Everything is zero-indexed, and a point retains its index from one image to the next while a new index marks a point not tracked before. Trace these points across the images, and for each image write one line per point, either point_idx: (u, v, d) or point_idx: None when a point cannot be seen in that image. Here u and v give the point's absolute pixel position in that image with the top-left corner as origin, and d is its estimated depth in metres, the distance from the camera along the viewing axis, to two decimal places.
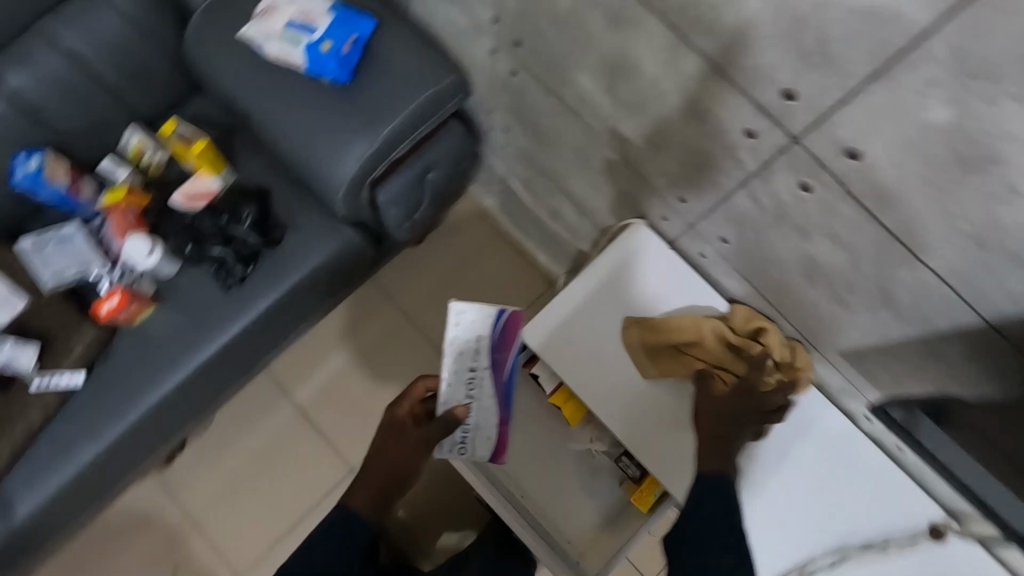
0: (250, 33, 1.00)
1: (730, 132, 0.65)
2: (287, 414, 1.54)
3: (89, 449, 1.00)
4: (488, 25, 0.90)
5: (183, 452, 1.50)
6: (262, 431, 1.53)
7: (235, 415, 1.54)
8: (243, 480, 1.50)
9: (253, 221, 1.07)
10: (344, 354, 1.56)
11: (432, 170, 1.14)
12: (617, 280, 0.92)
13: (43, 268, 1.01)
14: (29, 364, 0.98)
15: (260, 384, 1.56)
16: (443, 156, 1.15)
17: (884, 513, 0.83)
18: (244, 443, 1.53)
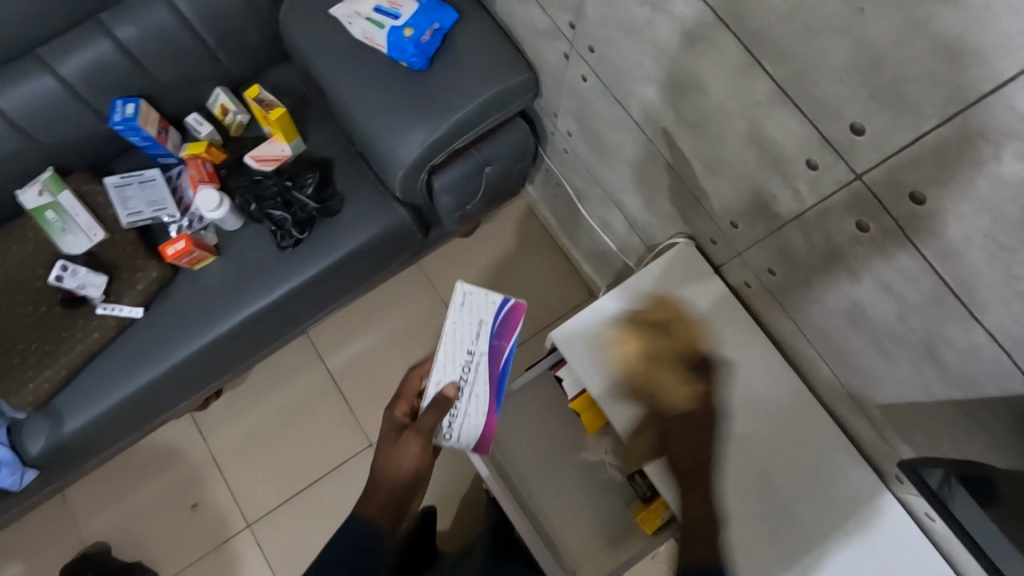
0: (339, 13, 1.05)
1: (792, 162, 0.64)
2: (317, 379, 1.60)
3: (138, 378, 1.07)
4: (565, 29, 0.91)
5: (217, 398, 1.58)
6: (293, 392, 1.59)
7: (270, 372, 1.61)
8: (268, 434, 1.57)
9: (315, 187, 1.12)
10: (380, 331, 1.61)
11: (489, 164, 1.18)
12: (652, 297, 0.92)
13: (123, 206, 1.08)
14: (97, 292, 1.05)
15: (298, 346, 1.62)
16: (502, 151, 1.19)
17: None
18: (275, 400, 1.59)
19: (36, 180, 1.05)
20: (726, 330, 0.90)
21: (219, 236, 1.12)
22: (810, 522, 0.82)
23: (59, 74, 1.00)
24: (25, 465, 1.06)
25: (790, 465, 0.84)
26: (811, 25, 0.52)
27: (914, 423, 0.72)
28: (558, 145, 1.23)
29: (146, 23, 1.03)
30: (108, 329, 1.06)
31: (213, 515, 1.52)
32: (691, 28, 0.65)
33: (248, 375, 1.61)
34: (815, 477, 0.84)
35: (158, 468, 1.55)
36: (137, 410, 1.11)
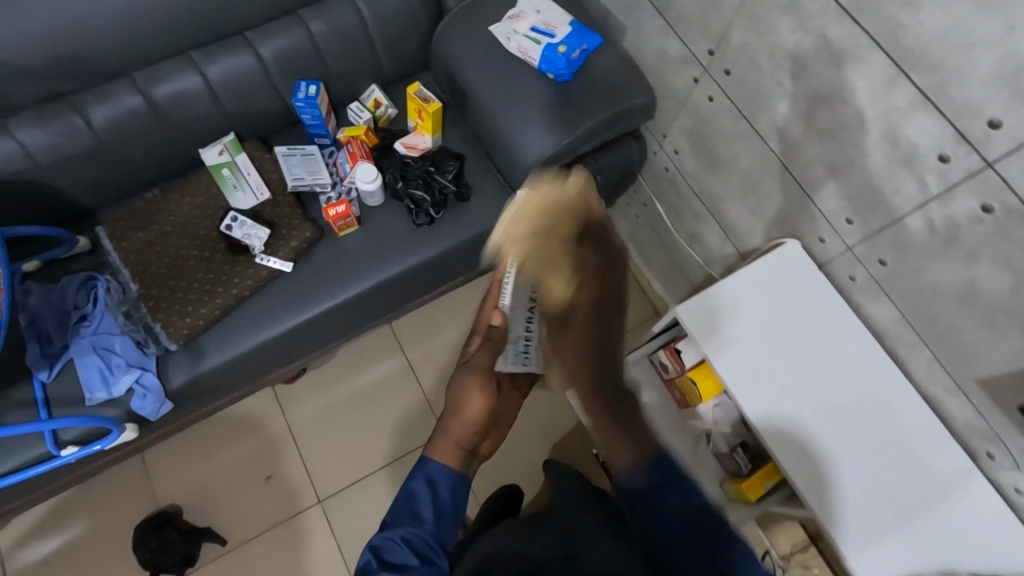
0: (498, 31, 1.24)
1: (925, 157, 0.79)
2: (394, 367, 1.68)
3: (280, 324, 1.17)
4: (701, 56, 1.09)
5: (300, 376, 1.65)
6: (372, 377, 1.67)
7: (351, 356, 1.69)
8: (344, 415, 1.64)
9: (454, 175, 1.25)
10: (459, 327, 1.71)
11: (601, 174, 1.32)
12: (762, 285, 1.06)
13: (287, 171, 1.23)
14: (258, 244, 1.17)
15: (380, 335, 1.71)
16: (614, 163, 1.32)
17: (994, 550, 0.91)
18: (354, 383, 1.67)
19: (218, 142, 1.21)
20: (830, 318, 1.03)
21: (362, 208, 1.26)
22: (905, 489, 0.94)
23: (258, 53, 1.17)
24: (164, 397, 1.12)
25: (887, 437, 0.97)
26: (965, 41, 0.69)
27: (1015, 390, 0.84)
28: (659, 164, 1.39)
29: (335, 22, 1.21)
30: (261, 277, 1.17)
31: (287, 486, 1.57)
32: (844, 48, 0.82)
33: (330, 357, 1.69)
34: (910, 450, 0.96)
35: (236, 437, 1.61)
36: (268, 354, 1.20)
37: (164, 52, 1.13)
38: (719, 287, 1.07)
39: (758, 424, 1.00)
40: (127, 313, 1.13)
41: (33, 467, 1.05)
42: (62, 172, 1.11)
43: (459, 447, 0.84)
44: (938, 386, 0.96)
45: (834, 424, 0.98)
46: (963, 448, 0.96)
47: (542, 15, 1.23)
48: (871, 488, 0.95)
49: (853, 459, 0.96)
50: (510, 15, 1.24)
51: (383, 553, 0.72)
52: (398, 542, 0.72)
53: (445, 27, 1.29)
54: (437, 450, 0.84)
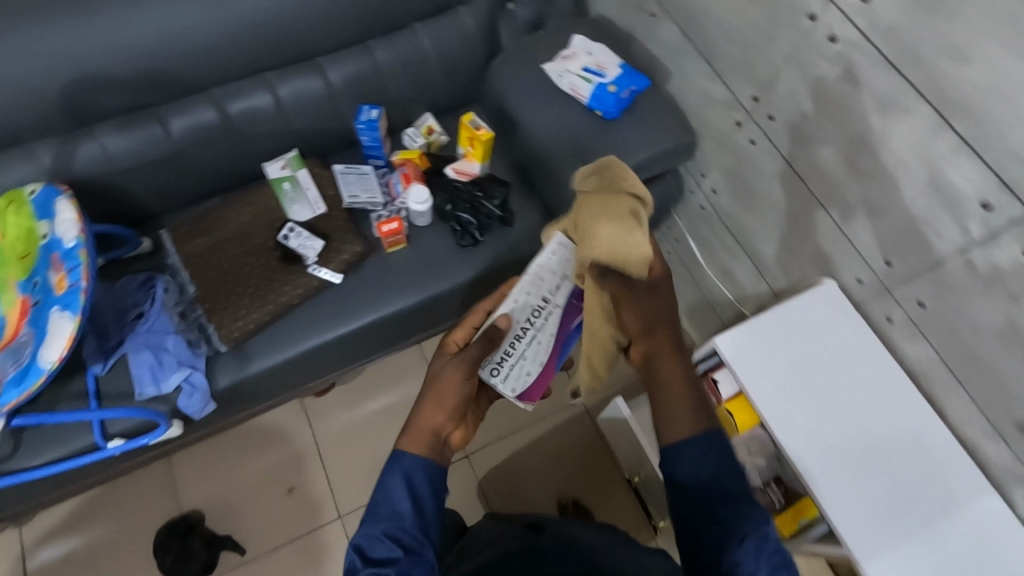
0: (550, 69, 1.31)
1: (966, 203, 0.84)
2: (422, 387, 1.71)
3: (325, 333, 1.22)
4: (745, 101, 1.16)
5: (330, 390, 1.68)
6: (399, 394, 1.70)
7: (379, 373, 1.72)
8: (369, 430, 1.66)
9: (501, 201, 1.31)
10: None
11: None
12: (801, 321, 1.08)
13: (343, 188, 1.29)
14: (312, 254, 1.22)
15: (410, 354, 1.75)
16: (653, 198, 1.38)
17: None
18: (381, 400, 1.69)
19: (281, 157, 1.28)
20: (866, 357, 1.05)
21: (410, 227, 1.32)
22: (937, 533, 0.94)
23: (326, 78, 1.25)
24: (209, 397, 1.16)
25: (925, 475, 0.97)
26: (1009, 96, 0.74)
27: None
28: (694, 202, 1.45)
29: (399, 54, 1.30)
30: (312, 286, 1.22)
31: (310, 498, 1.58)
32: (890, 98, 0.88)
33: (359, 372, 1.72)
34: (946, 488, 0.96)
35: (263, 445, 1.63)
36: (311, 361, 1.25)
37: (241, 73, 1.21)
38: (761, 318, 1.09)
39: (796, 455, 1.00)
40: (182, 314, 1.18)
41: (81, 456, 1.08)
42: (140, 175, 1.20)
43: (431, 433, 0.86)
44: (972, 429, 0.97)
45: (871, 462, 0.99)
46: (999, 493, 0.97)
47: (593, 55, 1.30)
48: (910, 526, 0.94)
49: (892, 494, 0.97)
50: (563, 54, 1.32)
51: (365, 549, 0.78)
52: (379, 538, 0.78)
53: (499, 63, 1.37)
54: (405, 440, 0.86)
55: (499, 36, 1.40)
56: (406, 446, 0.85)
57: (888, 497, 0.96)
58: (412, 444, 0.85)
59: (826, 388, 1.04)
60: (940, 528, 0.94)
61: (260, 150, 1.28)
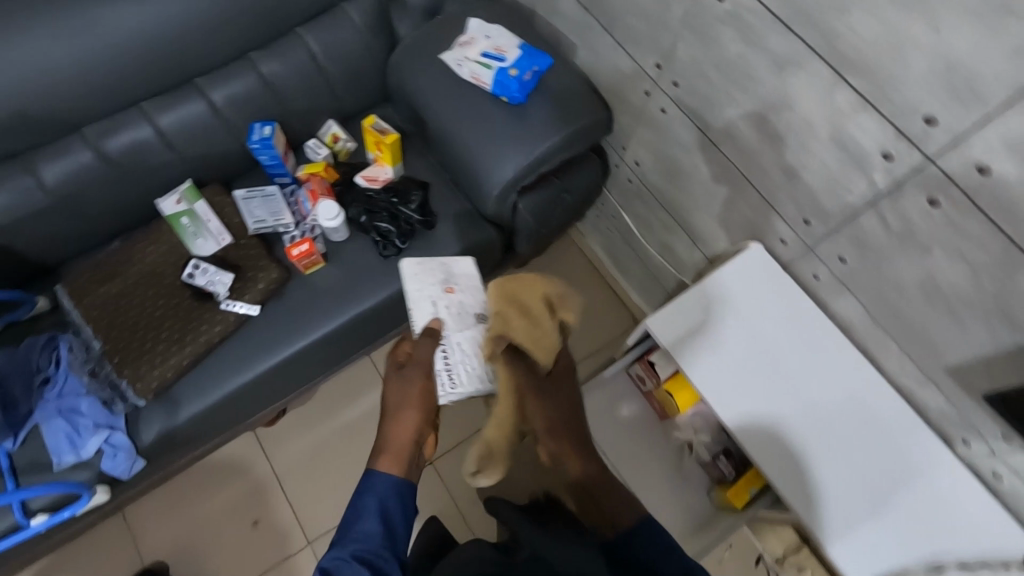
0: (450, 58, 1.24)
1: (870, 156, 0.81)
2: (379, 399, 1.66)
3: (252, 369, 1.16)
4: (650, 70, 1.11)
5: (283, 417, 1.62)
6: (355, 410, 1.65)
7: (333, 390, 1.67)
8: (329, 451, 1.61)
9: (419, 204, 1.26)
10: None
11: (567, 191, 1.32)
12: (735, 292, 1.07)
13: (247, 215, 1.22)
14: (223, 290, 1.15)
15: (362, 367, 1.69)
16: (578, 180, 1.33)
17: (979, 539, 0.92)
18: (338, 419, 1.64)
19: (176, 190, 1.21)
20: (802, 317, 1.04)
21: (327, 244, 1.25)
22: (891, 488, 0.94)
23: (209, 99, 1.17)
24: (136, 454, 1.11)
25: (872, 429, 0.97)
26: (894, 44, 0.70)
27: (982, 378, 0.86)
28: (622, 176, 1.40)
29: (288, 63, 1.22)
30: (229, 323, 1.15)
31: (276, 529, 1.54)
32: (783, 55, 0.84)
33: (313, 393, 1.67)
34: (896, 446, 0.96)
35: (221, 482, 1.57)
36: (243, 399, 1.19)
37: (114, 106, 1.12)
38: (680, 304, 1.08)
39: (741, 438, 1.01)
40: (93, 371, 1.11)
41: (2, 540, 1.02)
42: (20, 232, 1.11)
43: (409, 446, 0.91)
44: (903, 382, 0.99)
45: (821, 425, 0.99)
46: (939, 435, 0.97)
47: (492, 39, 1.23)
48: (864, 485, 0.95)
49: (844, 457, 0.97)
50: (460, 42, 1.25)
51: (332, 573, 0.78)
52: (349, 560, 0.79)
53: (400, 57, 1.30)
54: (384, 459, 0.89)
55: (396, 30, 1.32)
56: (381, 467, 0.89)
57: (837, 467, 0.97)
58: (386, 463, 0.89)
59: (758, 363, 1.03)
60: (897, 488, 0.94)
61: (154, 183, 1.20)
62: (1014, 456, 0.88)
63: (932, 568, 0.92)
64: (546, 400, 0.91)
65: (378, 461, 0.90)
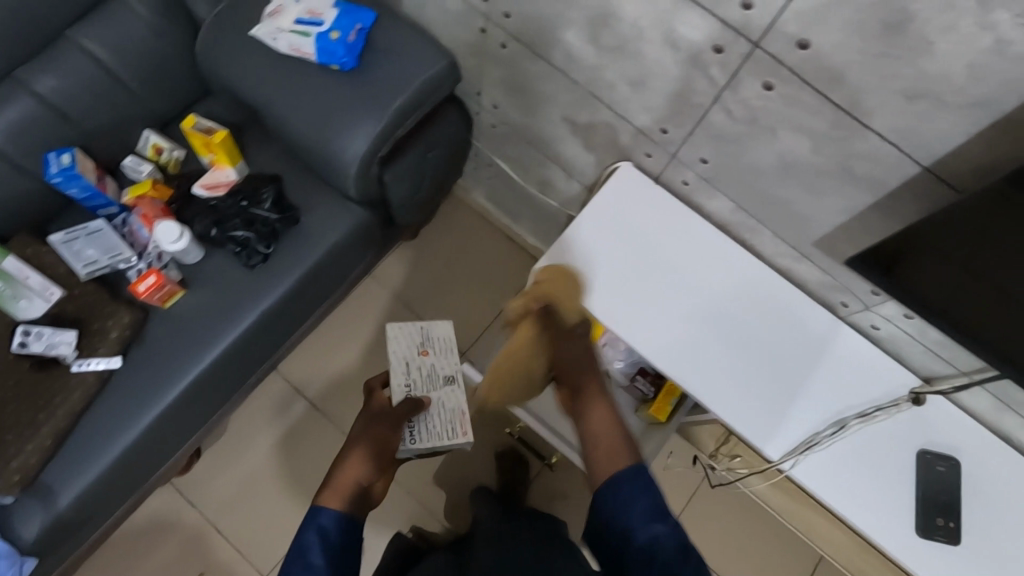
0: (261, 32, 1.09)
1: (702, 51, 0.79)
2: (299, 412, 1.55)
3: (131, 430, 1.03)
4: (478, 4, 1.03)
5: (199, 459, 1.49)
6: (275, 431, 1.54)
7: (247, 416, 1.54)
8: (259, 479, 1.51)
9: (273, 200, 1.13)
10: (352, 349, 1.59)
11: (432, 150, 1.23)
12: (617, 215, 1.05)
13: (76, 258, 1.06)
14: (69, 350, 1.01)
15: (272, 384, 1.57)
16: (442, 137, 1.24)
17: (874, 389, 0.99)
18: (259, 445, 1.53)
19: None
20: (684, 225, 1.05)
21: (183, 269, 1.11)
22: (793, 363, 0.99)
23: None
24: (22, 555, 0.98)
25: (767, 313, 1.01)
26: None
27: (846, 242, 0.90)
28: (486, 122, 1.34)
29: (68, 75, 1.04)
30: (88, 385, 1.02)
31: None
32: None
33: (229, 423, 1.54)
34: (793, 327, 1.01)
35: (150, 547, 1.45)
36: (134, 463, 1.06)
37: None
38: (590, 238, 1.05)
39: (653, 352, 0.99)
40: None
41: None
42: None
43: (353, 483, 0.88)
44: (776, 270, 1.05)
45: (722, 319, 1.00)
46: (823, 305, 1.03)
47: (304, 2, 1.09)
48: (771, 366, 0.98)
49: (750, 345, 0.99)
50: (270, 12, 1.10)
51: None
52: None
53: (204, 41, 1.14)
54: (326, 496, 0.86)
55: (192, 11, 1.16)
56: (328, 500, 0.86)
57: (743, 368, 0.98)
58: (335, 494, 0.86)
59: (654, 276, 1.02)
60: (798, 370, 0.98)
61: None
62: (886, 307, 0.95)
63: (838, 427, 0.96)
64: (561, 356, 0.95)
65: (322, 495, 0.86)
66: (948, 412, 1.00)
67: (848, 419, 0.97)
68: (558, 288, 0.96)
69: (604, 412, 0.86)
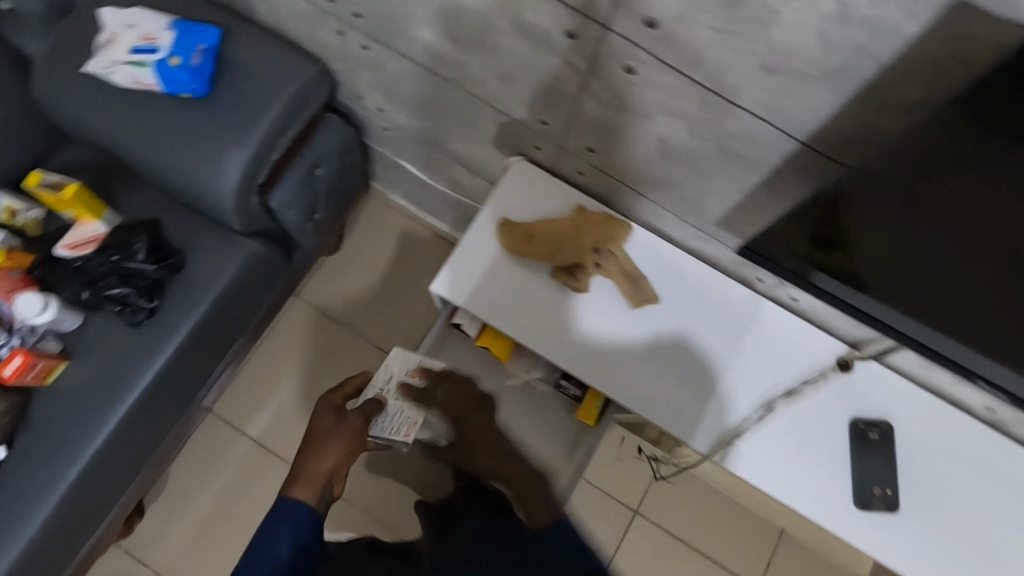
0: (93, 69, 0.94)
1: (555, 38, 0.72)
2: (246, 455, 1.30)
3: (23, 530, 0.90)
4: (326, 6, 0.93)
5: (141, 518, 1.25)
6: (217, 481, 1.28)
7: (187, 467, 1.28)
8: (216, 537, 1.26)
9: (147, 250, 0.99)
10: (295, 379, 1.34)
11: (319, 166, 1.09)
12: (512, 220, 0.98)
13: None
14: None
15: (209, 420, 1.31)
16: (328, 149, 1.09)
17: (801, 361, 0.95)
18: (200, 500, 1.27)
19: None
20: (587, 217, 0.97)
21: (62, 337, 0.99)
22: (712, 347, 0.94)
23: None
24: None
25: (678, 298, 0.96)
26: None
27: (743, 219, 0.86)
28: (376, 126, 1.18)
29: None
30: None
31: None
32: None
33: (166, 478, 1.29)
34: (709, 308, 0.96)
35: None
36: (40, 566, 0.94)
37: None
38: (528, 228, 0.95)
39: (564, 357, 0.94)
40: None
41: None
42: None
43: (322, 479, 0.84)
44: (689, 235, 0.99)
45: (633, 315, 0.95)
46: (737, 280, 0.98)
47: (136, 27, 0.94)
48: (688, 353, 0.94)
49: (665, 334, 0.95)
50: (101, 42, 0.94)
51: None
52: None
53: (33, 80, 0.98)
54: (299, 490, 0.82)
55: (19, 53, 1.03)
56: (300, 495, 0.82)
57: (645, 347, 0.95)
58: (304, 488, 0.83)
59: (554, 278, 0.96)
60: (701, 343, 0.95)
61: None
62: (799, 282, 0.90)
63: (766, 410, 0.93)
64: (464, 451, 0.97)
65: (292, 488, 0.83)
66: (880, 374, 0.96)
67: (778, 398, 0.93)
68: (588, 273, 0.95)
69: (534, 488, 0.87)
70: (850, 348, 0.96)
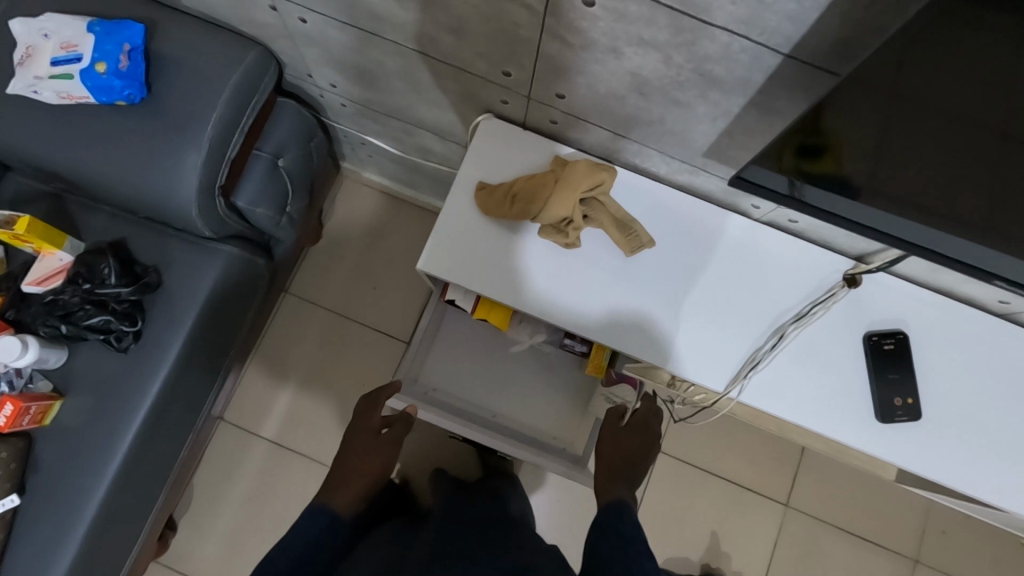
0: (17, 86, 0.86)
1: None
2: (314, 376, 1.43)
3: (123, 424, 0.94)
4: None
5: (223, 423, 1.39)
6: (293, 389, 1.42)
7: (262, 378, 1.43)
8: (284, 443, 1.40)
9: (269, 162, 1.04)
10: (331, 310, 1.46)
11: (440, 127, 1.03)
12: (625, 232, 0.83)
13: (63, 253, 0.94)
14: (24, 355, 0.88)
15: (288, 331, 1.45)
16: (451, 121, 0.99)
17: (952, 420, 0.81)
18: (277, 405, 1.41)
19: None
20: (707, 246, 0.85)
21: (161, 258, 0.99)
22: (844, 415, 0.82)
23: None
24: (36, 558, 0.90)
25: (806, 356, 0.83)
26: None
27: None
28: None
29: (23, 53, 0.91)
30: (49, 391, 0.93)
31: (237, 555, 1.34)
32: None
33: (237, 389, 1.42)
34: (839, 378, 0.82)
35: None
36: (148, 454, 1.00)
37: None
38: (627, 234, 0.83)
39: (676, 368, 0.82)
40: None
41: None
42: None
43: (352, 485, 0.85)
44: (814, 279, 0.84)
45: (761, 369, 0.82)
46: (880, 351, 0.82)
47: (55, 36, 0.85)
48: (821, 417, 0.81)
49: (796, 396, 0.82)
50: (20, 57, 0.86)
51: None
52: None
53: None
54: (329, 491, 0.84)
55: None
56: (339, 500, 0.83)
57: (685, 373, 0.82)
58: (344, 493, 0.84)
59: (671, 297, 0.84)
60: (795, 410, 0.81)
61: None
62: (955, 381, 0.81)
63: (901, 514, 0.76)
64: (610, 432, 0.93)
65: (332, 488, 0.85)
66: None
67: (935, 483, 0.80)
68: (591, 209, 0.83)
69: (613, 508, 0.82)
70: (994, 329, 0.84)
